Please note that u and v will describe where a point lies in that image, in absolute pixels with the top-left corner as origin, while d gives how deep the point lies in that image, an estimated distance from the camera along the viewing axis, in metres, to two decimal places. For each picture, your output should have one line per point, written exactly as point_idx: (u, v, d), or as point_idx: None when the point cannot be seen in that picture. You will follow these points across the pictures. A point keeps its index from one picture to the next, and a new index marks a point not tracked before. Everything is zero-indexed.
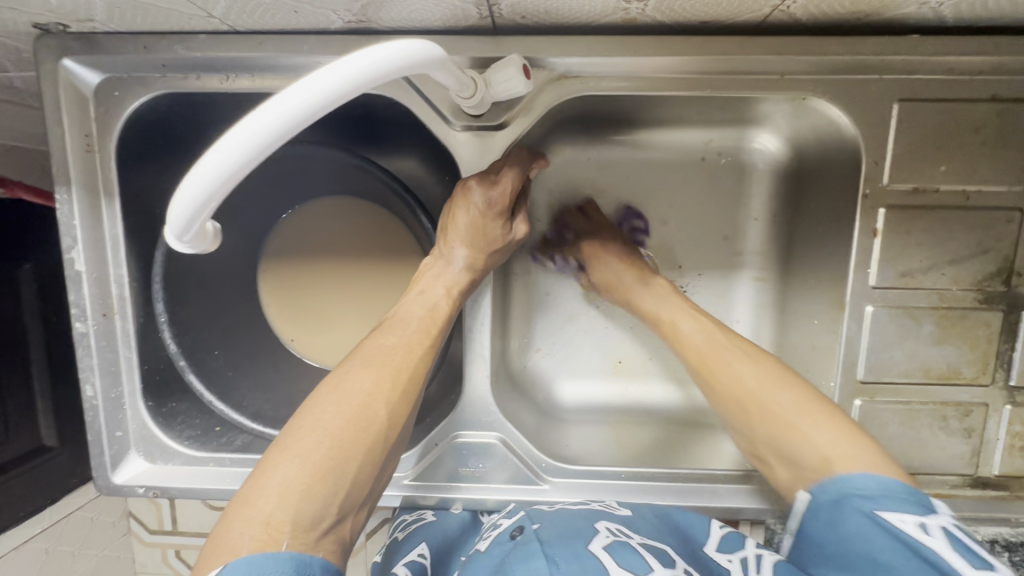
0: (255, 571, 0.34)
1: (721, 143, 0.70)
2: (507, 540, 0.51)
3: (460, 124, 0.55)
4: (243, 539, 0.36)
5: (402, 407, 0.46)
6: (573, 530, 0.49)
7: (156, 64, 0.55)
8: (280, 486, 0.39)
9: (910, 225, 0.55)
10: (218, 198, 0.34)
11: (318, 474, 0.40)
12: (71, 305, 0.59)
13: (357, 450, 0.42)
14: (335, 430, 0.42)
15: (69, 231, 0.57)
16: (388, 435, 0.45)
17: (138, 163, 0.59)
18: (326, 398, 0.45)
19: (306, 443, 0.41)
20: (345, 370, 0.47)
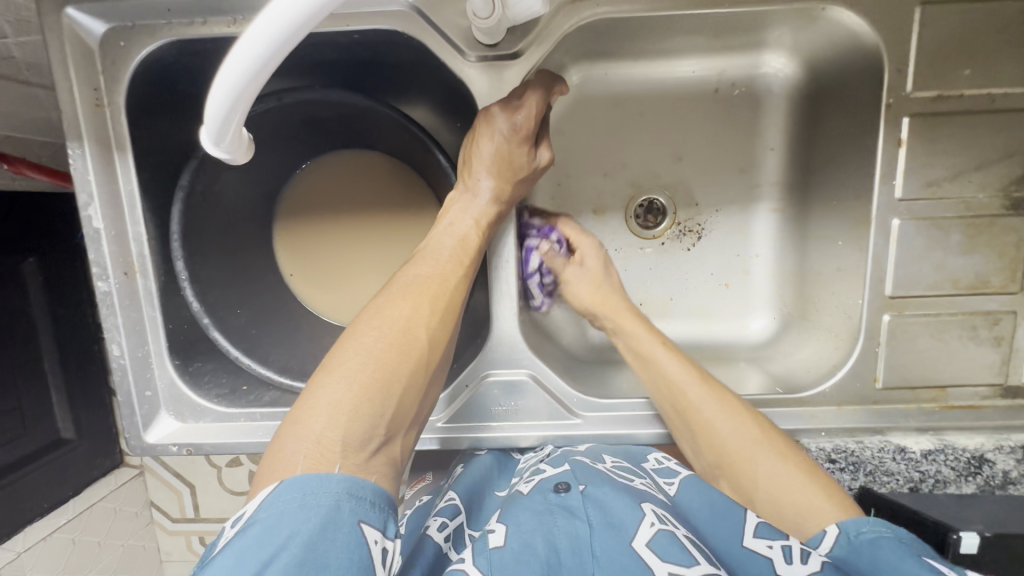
0: (311, 490, 0.36)
1: (734, 73, 0.69)
2: (550, 494, 0.50)
3: (475, 56, 0.55)
4: (298, 457, 0.38)
5: (439, 333, 0.48)
6: (616, 513, 0.46)
7: (161, 10, 0.54)
8: (329, 407, 0.40)
9: (934, 133, 0.54)
10: (241, 109, 0.38)
11: (364, 396, 0.42)
12: (91, 264, 0.58)
13: (400, 372, 0.44)
14: (377, 355, 0.44)
15: (85, 188, 0.57)
16: (427, 362, 0.47)
17: (149, 118, 0.59)
18: (366, 325, 0.46)
19: (350, 366, 0.43)
20: (385, 299, 0.48)
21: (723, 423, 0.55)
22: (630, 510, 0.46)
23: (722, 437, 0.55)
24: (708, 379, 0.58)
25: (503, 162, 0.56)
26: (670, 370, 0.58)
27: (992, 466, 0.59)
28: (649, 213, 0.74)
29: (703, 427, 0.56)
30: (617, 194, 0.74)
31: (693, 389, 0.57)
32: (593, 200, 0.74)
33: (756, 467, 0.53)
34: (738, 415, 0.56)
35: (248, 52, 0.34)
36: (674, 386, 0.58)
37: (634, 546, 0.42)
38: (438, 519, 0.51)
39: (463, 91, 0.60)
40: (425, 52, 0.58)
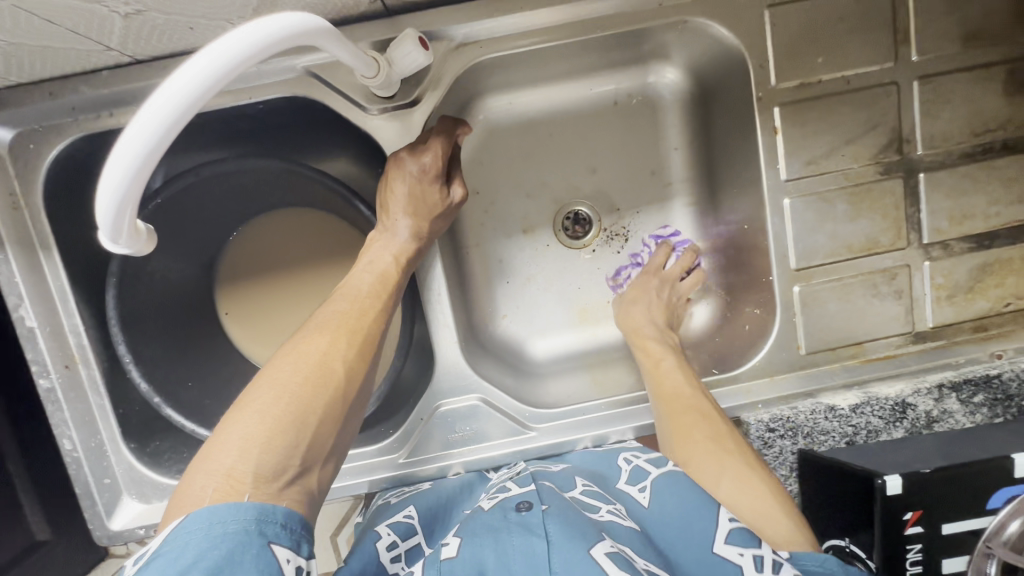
0: (219, 520, 0.39)
1: (629, 85, 0.74)
2: (512, 513, 0.50)
3: (376, 108, 0.58)
4: (207, 490, 0.42)
5: (358, 364, 0.53)
6: (575, 528, 0.46)
7: (66, 109, 0.56)
8: (241, 439, 0.44)
9: (804, 118, 0.60)
10: (129, 218, 0.39)
11: (277, 428, 0.46)
12: (31, 363, 0.59)
13: (314, 405, 0.48)
14: (291, 390, 0.48)
15: (13, 289, 0.57)
16: (344, 394, 0.51)
17: (70, 212, 0.60)
18: (284, 360, 0.50)
19: (264, 402, 0.47)
20: (305, 335, 0.53)
21: (699, 432, 0.58)
22: (589, 529, 0.46)
23: (694, 448, 0.58)
24: (703, 396, 0.61)
25: (415, 202, 0.60)
26: (668, 379, 0.63)
27: (915, 409, 0.63)
28: (576, 223, 0.78)
29: (682, 428, 0.59)
30: (543, 211, 0.78)
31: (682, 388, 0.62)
32: (522, 219, 0.78)
33: (719, 478, 0.56)
34: (715, 424, 0.59)
35: (116, 172, 0.35)
36: (672, 393, 0.62)
37: (592, 554, 0.42)
38: (390, 537, 0.53)
39: (374, 142, 0.63)
40: (331, 112, 0.61)
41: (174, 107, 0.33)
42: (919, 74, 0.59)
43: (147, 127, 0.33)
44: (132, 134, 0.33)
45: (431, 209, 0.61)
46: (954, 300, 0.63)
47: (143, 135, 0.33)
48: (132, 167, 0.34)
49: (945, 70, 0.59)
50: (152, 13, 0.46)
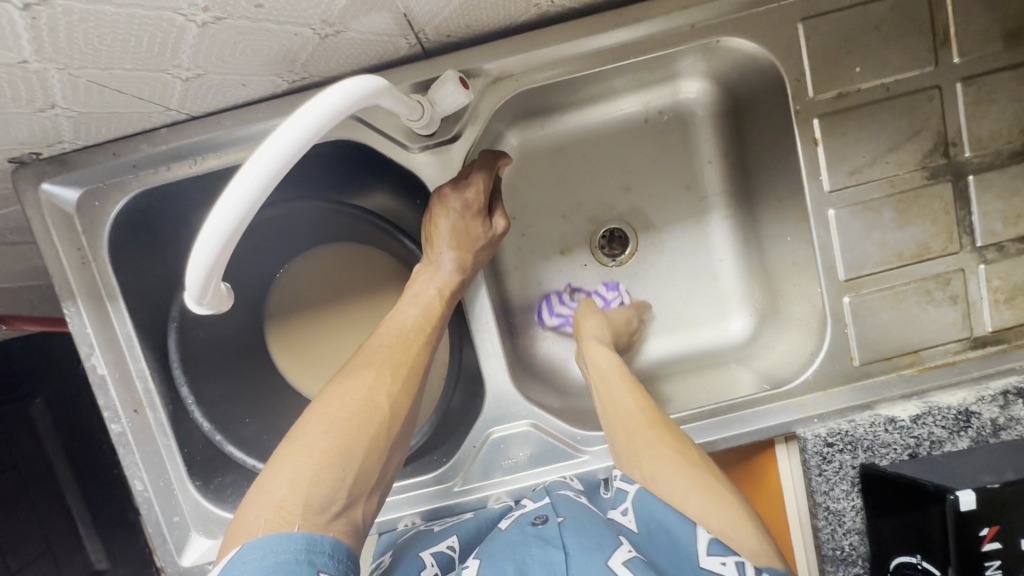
0: (271, 548, 0.41)
1: (659, 102, 0.74)
2: (527, 527, 0.51)
3: (418, 146, 0.60)
4: (260, 521, 0.43)
5: (402, 398, 0.54)
6: (593, 539, 0.48)
7: (127, 167, 0.59)
8: (292, 473, 0.46)
9: (843, 128, 0.60)
10: (216, 282, 0.42)
11: (325, 461, 0.47)
12: (103, 410, 0.61)
13: (361, 439, 0.50)
14: (338, 424, 0.50)
15: (85, 340, 0.60)
16: (388, 427, 0.52)
17: (132, 262, 0.63)
18: (332, 394, 0.52)
19: (313, 436, 0.49)
20: (353, 367, 0.54)
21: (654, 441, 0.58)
22: (605, 538, 0.48)
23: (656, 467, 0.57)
24: (658, 421, 0.61)
25: (459, 235, 0.61)
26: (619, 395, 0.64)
27: (978, 418, 0.61)
28: (611, 244, 0.80)
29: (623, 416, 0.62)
30: (579, 233, 0.79)
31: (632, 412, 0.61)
32: (558, 242, 0.79)
33: (686, 500, 0.55)
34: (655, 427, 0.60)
35: (209, 241, 0.38)
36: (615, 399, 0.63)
37: (609, 564, 0.45)
38: (432, 567, 0.53)
39: (415, 177, 0.65)
40: (373, 151, 0.63)
41: (256, 183, 0.36)
42: (962, 76, 0.58)
43: (237, 194, 0.36)
44: (224, 207, 0.37)
45: (469, 241, 0.62)
46: (1014, 303, 0.61)
47: (234, 204, 0.37)
48: (223, 238, 0.38)
49: (990, 69, 0.58)
50: (210, 75, 0.48)
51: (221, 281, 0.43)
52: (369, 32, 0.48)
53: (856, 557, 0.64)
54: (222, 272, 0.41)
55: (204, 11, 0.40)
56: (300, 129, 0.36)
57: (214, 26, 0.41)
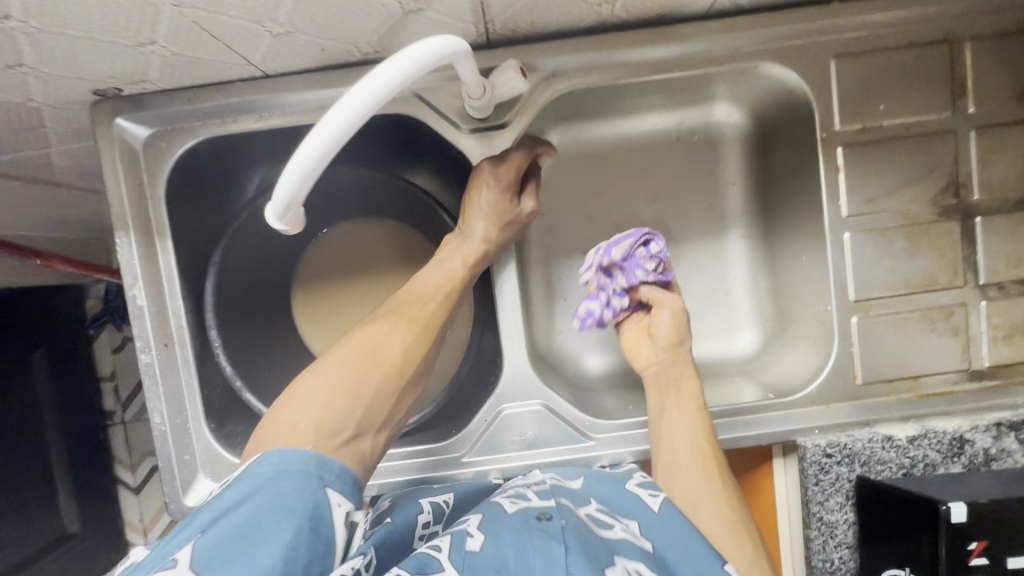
0: (281, 462, 0.46)
1: (692, 122, 0.79)
2: (532, 520, 0.51)
3: (469, 128, 0.64)
4: (278, 436, 0.50)
5: (416, 348, 0.58)
6: (593, 552, 0.48)
7: (198, 113, 0.63)
8: (306, 401, 0.52)
9: (864, 159, 0.64)
10: (301, 198, 0.44)
11: (337, 394, 0.52)
12: (136, 339, 0.63)
13: (372, 375, 0.55)
14: (354, 359, 0.55)
15: (130, 269, 0.63)
16: (398, 369, 0.56)
17: (185, 204, 0.67)
18: (350, 337, 0.57)
19: (332, 369, 0.54)
20: (373, 316, 0.59)
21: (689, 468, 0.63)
22: (604, 555, 0.48)
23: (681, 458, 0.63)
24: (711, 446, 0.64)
25: (491, 210, 0.65)
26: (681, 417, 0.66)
27: (971, 445, 0.64)
28: None
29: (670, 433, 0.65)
30: (602, 236, 0.83)
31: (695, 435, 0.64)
32: (583, 243, 0.83)
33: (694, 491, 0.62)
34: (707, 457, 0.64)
35: (310, 151, 0.41)
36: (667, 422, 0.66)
37: None
38: (425, 514, 0.56)
39: (460, 159, 0.69)
40: (426, 130, 0.67)
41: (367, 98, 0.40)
42: (976, 124, 0.63)
43: (347, 107, 0.40)
44: (333, 118, 0.40)
45: (501, 219, 0.65)
46: (1012, 341, 0.64)
47: (343, 116, 0.40)
48: (325, 147, 0.41)
49: (1002, 121, 0.63)
50: (297, 34, 0.53)
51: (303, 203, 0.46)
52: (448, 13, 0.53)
53: (844, 571, 0.66)
54: (299, 204, 0.45)
55: None
56: (391, 78, 0.41)
57: None
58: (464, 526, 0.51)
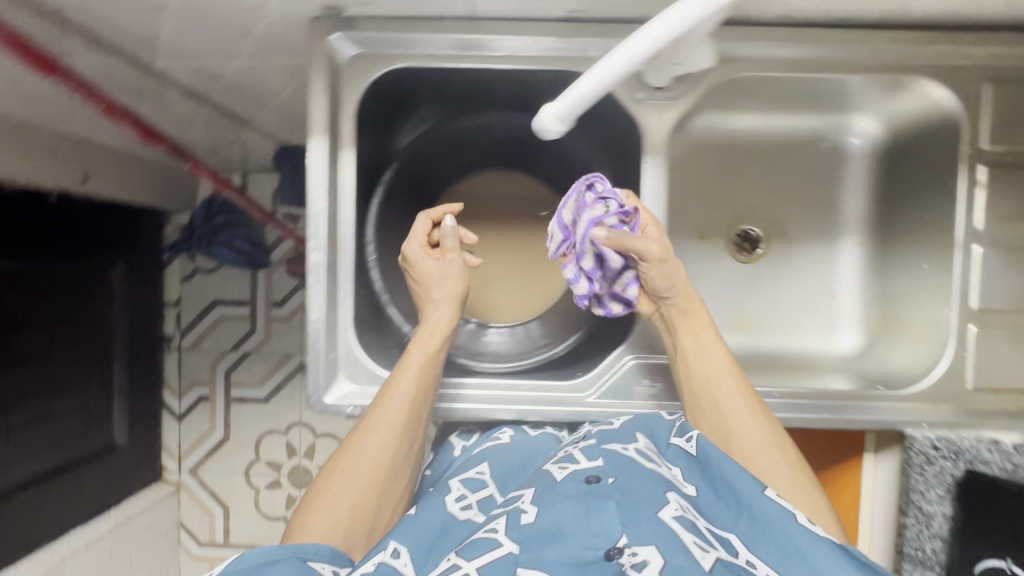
0: (276, 554, 0.58)
1: (824, 128, 0.84)
2: (582, 484, 0.63)
3: (643, 94, 0.69)
4: (320, 527, 0.63)
5: (405, 437, 0.68)
6: (638, 500, 0.60)
7: (402, 42, 0.68)
8: (344, 498, 0.65)
9: (1007, 178, 0.68)
10: (586, 103, 0.57)
11: (366, 501, 0.65)
12: (310, 237, 0.68)
13: (381, 483, 0.67)
14: (356, 497, 0.65)
15: (317, 172, 0.68)
16: (392, 484, 0.68)
17: (369, 126, 0.74)
18: (366, 433, 0.67)
19: (337, 493, 0.65)
20: (369, 423, 0.67)
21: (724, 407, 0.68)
22: (654, 495, 0.61)
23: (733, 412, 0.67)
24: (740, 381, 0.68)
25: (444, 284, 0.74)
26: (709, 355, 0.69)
27: None
28: (745, 241, 0.89)
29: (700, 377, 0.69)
30: (720, 224, 0.88)
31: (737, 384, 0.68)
32: (700, 229, 0.88)
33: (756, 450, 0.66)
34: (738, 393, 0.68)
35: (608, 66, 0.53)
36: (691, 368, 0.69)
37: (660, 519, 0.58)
38: (458, 491, 0.70)
39: (620, 125, 0.74)
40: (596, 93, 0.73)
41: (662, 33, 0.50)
42: None
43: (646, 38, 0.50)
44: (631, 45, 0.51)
45: (453, 289, 0.74)
46: None
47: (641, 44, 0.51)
48: (619, 68, 0.53)
49: None
50: None
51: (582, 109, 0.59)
52: None
53: (935, 563, 0.71)
54: (582, 109, 0.58)
55: None
56: (672, 25, 0.49)
57: None
58: (518, 502, 0.62)
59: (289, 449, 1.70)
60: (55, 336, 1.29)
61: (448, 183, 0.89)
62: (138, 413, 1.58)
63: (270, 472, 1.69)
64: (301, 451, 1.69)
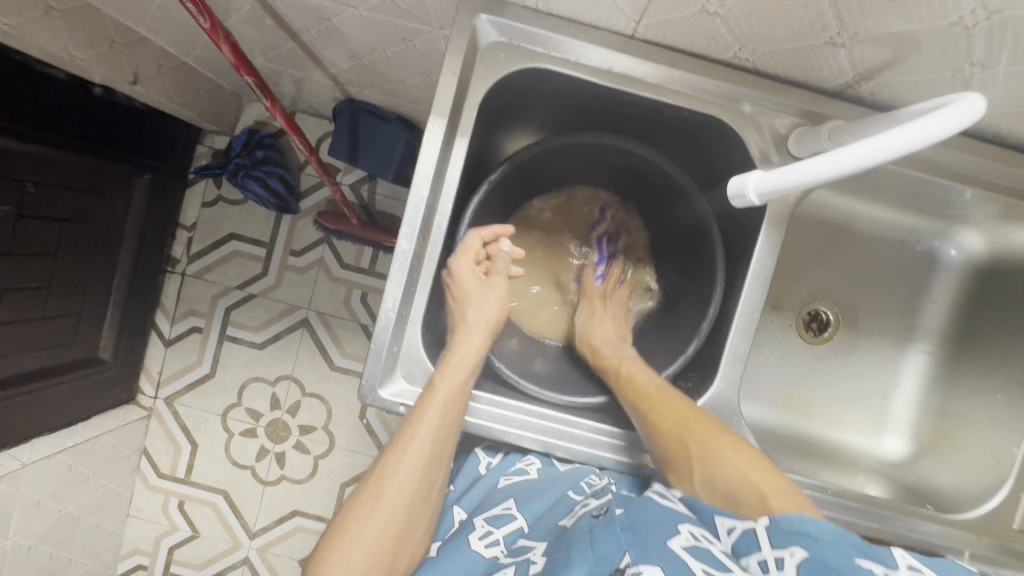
0: None
1: (924, 233, 0.82)
2: (592, 518, 0.61)
3: (777, 161, 0.66)
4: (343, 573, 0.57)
5: (428, 472, 0.63)
6: (651, 525, 0.56)
7: (549, 42, 0.63)
8: (361, 546, 0.58)
9: None
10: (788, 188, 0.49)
11: (380, 551, 0.59)
12: (404, 223, 0.63)
13: (406, 524, 0.61)
14: (379, 539, 0.59)
15: (429, 157, 0.63)
16: (415, 523, 0.63)
17: (482, 116, 0.69)
18: (387, 471, 0.62)
19: (360, 537, 0.59)
20: (393, 459, 0.62)
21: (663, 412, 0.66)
22: (669, 524, 0.56)
23: (664, 411, 0.66)
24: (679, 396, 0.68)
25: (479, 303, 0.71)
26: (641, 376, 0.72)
27: None
28: (815, 321, 0.86)
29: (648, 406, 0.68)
30: (796, 299, 0.86)
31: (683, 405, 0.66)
32: (774, 298, 0.86)
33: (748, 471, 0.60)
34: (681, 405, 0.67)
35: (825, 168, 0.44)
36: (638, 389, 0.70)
37: (670, 546, 0.52)
38: (483, 528, 0.67)
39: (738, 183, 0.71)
40: (725, 144, 0.69)
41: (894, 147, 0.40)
42: None
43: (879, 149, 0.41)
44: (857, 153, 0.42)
45: (490, 315, 0.71)
46: None
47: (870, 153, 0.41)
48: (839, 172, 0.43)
49: None
50: (717, 18, 0.55)
51: (776, 191, 0.50)
52: (853, 56, 0.55)
53: None
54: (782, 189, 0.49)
55: None
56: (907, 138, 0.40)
57: None
58: (529, 554, 0.62)
59: (273, 401, 1.58)
60: (66, 234, 1.20)
61: (538, 191, 0.85)
62: (125, 331, 1.48)
63: (247, 420, 1.58)
64: (284, 405, 1.58)
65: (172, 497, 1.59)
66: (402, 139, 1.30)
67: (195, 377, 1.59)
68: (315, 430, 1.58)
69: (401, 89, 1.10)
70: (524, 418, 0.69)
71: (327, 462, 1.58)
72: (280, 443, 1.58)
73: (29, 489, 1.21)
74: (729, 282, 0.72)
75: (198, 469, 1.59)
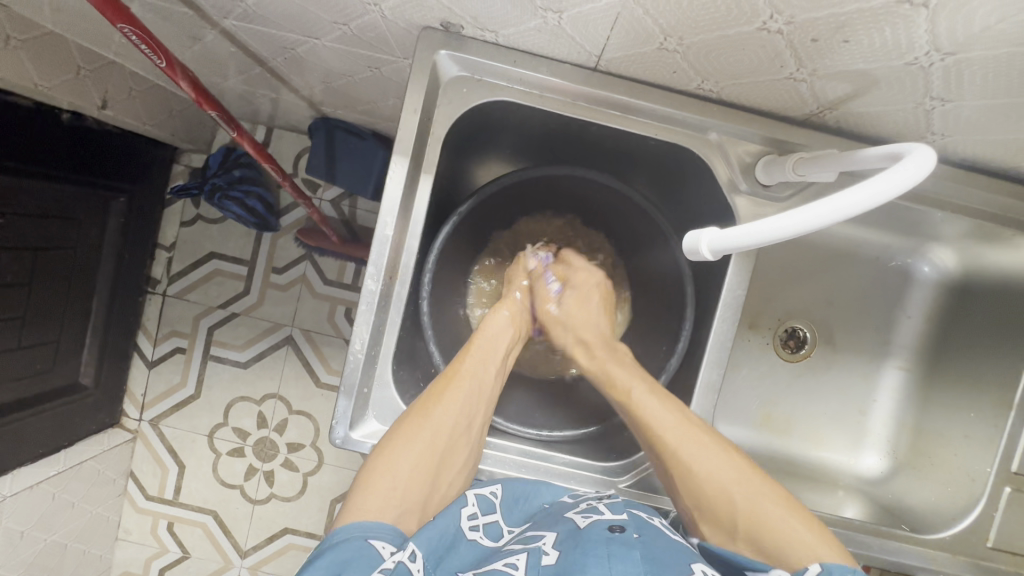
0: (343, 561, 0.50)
1: (898, 249, 0.83)
2: (608, 531, 0.54)
3: (746, 189, 0.65)
4: (389, 495, 0.58)
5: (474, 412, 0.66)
6: (666, 557, 0.52)
7: (512, 77, 0.62)
8: (405, 464, 0.60)
9: None
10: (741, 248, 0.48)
11: (424, 471, 0.61)
12: (370, 262, 0.63)
13: (447, 458, 0.63)
14: (422, 464, 0.61)
15: (394, 195, 0.62)
16: (455, 460, 0.64)
17: (448, 150, 0.68)
18: (434, 400, 0.64)
19: (403, 463, 0.60)
20: (439, 391, 0.65)
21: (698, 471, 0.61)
22: (681, 561, 0.52)
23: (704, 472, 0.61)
24: (711, 437, 0.63)
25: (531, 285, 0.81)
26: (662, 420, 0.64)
27: None
28: (792, 338, 0.86)
29: (683, 469, 0.62)
30: (772, 317, 0.86)
31: (671, 429, 0.63)
32: (751, 317, 0.86)
33: (739, 500, 0.59)
34: (712, 450, 0.62)
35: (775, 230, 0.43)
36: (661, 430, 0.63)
37: None
38: (471, 507, 0.60)
39: (708, 209, 0.71)
40: (693, 171, 0.69)
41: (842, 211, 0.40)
42: None
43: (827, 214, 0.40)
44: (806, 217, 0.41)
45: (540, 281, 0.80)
46: None
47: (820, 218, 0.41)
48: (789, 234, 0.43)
49: None
50: (677, 54, 0.54)
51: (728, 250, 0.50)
52: (815, 90, 0.55)
53: None
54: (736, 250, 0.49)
55: (782, 21, 0.45)
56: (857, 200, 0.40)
57: (758, 32, 0.47)
58: (539, 542, 0.54)
59: (260, 420, 1.57)
60: (40, 262, 1.18)
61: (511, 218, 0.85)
62: (106, 356, 1.46)
63: (234, 439, 1.57)
64: (271, 424, 1.57)
65: (160, 520, 1.58)
66: (379, 156, 1.29)
67: (179, 398, 1.58)
68: (303, 448, 1.57)
69: (373, 109, 1.08)
70: (496, 454, 0.70)
71: (316, 479, 1.57)
72: (268, 461, 1.57)
73: (11, 521, 1.20)
74: (701, 309, 0.72)
75: (185, 491, 1.58)
